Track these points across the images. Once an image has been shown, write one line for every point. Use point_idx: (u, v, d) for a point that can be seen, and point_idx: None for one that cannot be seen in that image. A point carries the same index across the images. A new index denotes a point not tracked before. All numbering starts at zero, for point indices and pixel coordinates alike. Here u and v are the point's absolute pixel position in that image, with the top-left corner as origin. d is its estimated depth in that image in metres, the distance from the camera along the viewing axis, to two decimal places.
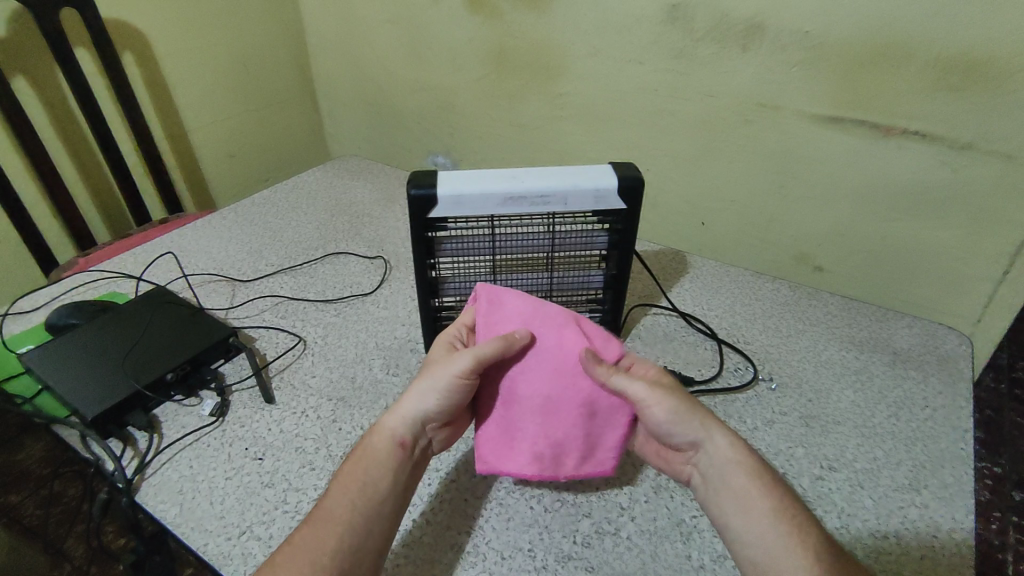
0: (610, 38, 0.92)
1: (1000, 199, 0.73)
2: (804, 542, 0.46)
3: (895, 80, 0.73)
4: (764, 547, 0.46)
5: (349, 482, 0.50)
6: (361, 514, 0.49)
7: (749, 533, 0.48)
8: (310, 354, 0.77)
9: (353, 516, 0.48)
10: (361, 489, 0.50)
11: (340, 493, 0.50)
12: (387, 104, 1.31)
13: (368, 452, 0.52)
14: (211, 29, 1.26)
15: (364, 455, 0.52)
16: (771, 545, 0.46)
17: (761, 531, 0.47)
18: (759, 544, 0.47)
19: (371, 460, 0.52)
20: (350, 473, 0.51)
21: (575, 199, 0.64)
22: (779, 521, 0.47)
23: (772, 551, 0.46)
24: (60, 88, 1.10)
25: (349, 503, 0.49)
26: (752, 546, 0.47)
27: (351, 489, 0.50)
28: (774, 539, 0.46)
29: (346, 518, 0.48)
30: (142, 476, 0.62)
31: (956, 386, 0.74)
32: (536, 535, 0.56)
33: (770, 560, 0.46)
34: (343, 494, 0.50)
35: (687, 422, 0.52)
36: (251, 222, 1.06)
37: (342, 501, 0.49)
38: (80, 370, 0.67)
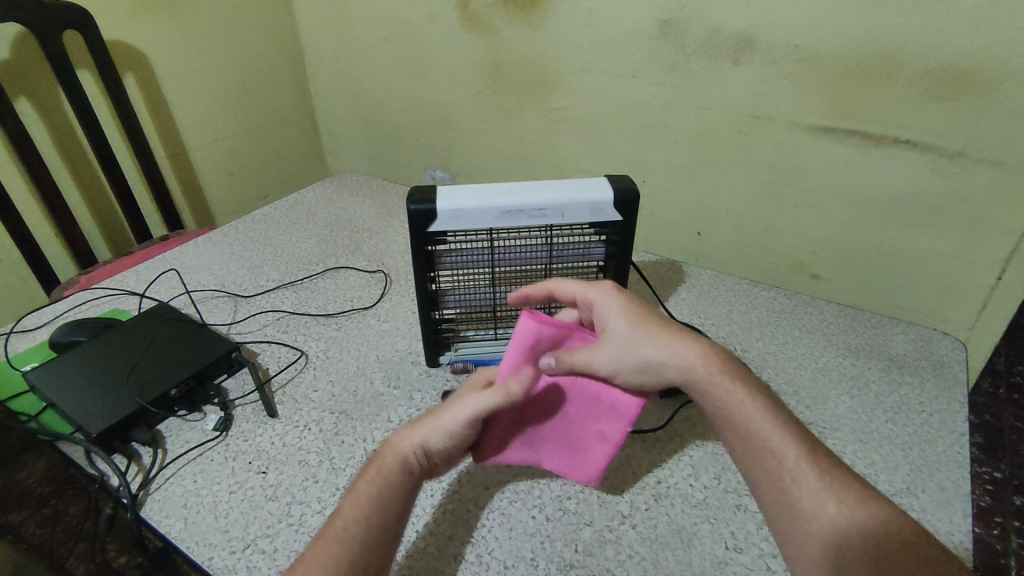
0: (604, 53, 0.94)
1: (991, 204, 0.74)
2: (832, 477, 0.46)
3: (885, 90, 0.75)
4: (790, 472, 0.47)
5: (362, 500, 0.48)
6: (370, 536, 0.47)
7: (774, 459, 0.48)
8: (312, 368, 0.78)
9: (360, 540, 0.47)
10: (374, 511, 0.48)
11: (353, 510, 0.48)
12: (384, 120, 1.32)
13: (380, 472, 0.50)
14: (212, 48, 1.29)
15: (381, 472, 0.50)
16: (799, 476, 0.46)
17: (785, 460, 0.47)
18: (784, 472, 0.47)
19: (383, 480, 0.49)
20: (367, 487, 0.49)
21: (572, 212, 0.65)
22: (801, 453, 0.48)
23: (794, 470, 0.47)
24: (62, 108, 1.11)
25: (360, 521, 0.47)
26: (777, 483, 0.47)
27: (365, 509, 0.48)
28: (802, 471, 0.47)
29: (354, 536, 0.47)
30: (147, 492, 0.63)
31: (952, 391, 0.75)
32: (538, 544, 0.57)
33: (791, 482, 0.46)
34: (356, 510, 0.48)
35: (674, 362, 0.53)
36: (251, 238, 1.07)
37: (355, 516, 0.48)
38: (86, 387, 0.68)
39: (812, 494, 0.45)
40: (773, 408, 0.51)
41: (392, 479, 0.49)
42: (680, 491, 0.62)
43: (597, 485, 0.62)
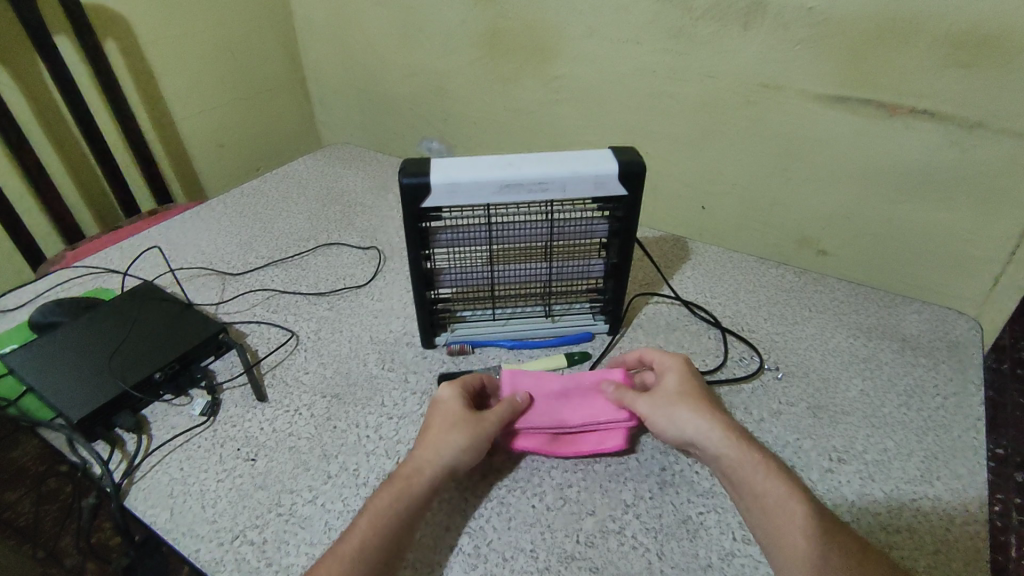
0: (606, 18, 0.89)
1: (1009, 177, 0.71)
2: (825, 532, 0.48)
3: (904, 57, 0.71)
4: (799, 548, 0.48)
5: (378, 517, 0.50)
6: (374, 547, 0.48)
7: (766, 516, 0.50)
8: (303, 350, 0.75)
9: (374, 551, 0.48)
10: (386, 528, 0.49)
11: (368, 522, 0.50)
12: (378, 88, 1.27)
13: (398, 492, 0.51)
14: (196, 13, 1.22)
15: (397, 489, 0.52)
16: (805, 544, 0.48)
17: (782, 519, 0.49)
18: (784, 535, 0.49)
19: (396, 497, 0.51)
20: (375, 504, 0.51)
21: (574, 186, 0.61)
22: (789, 509, 0.50)
23: (787, 530, 0.49)
24: (40, 76, 1.06)
25: (365, 534, 0.49)
26: (776, 543, 0.49)
27: (378, 525, 0.49)
28: (803, 539, 0.48)
29: (371, 555, 0.48)
30: (131, 480, 0.60)
31: (967, 374, 0.72)
32: (539, 535, 0.55)
33: (782, 532, 0.49)
34: (371, 530, 0.49)
35: (694, 417, 0.57)
36: (240, 213, 1.03)
37: (368, 539, 0.48)
38: (66, 371, 0.65)
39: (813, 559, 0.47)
40: (787, 483, 0.52)
41: (402, 497, 0.51)
42: (686, 478, 0.59)
43: (599, 473, 0.60)
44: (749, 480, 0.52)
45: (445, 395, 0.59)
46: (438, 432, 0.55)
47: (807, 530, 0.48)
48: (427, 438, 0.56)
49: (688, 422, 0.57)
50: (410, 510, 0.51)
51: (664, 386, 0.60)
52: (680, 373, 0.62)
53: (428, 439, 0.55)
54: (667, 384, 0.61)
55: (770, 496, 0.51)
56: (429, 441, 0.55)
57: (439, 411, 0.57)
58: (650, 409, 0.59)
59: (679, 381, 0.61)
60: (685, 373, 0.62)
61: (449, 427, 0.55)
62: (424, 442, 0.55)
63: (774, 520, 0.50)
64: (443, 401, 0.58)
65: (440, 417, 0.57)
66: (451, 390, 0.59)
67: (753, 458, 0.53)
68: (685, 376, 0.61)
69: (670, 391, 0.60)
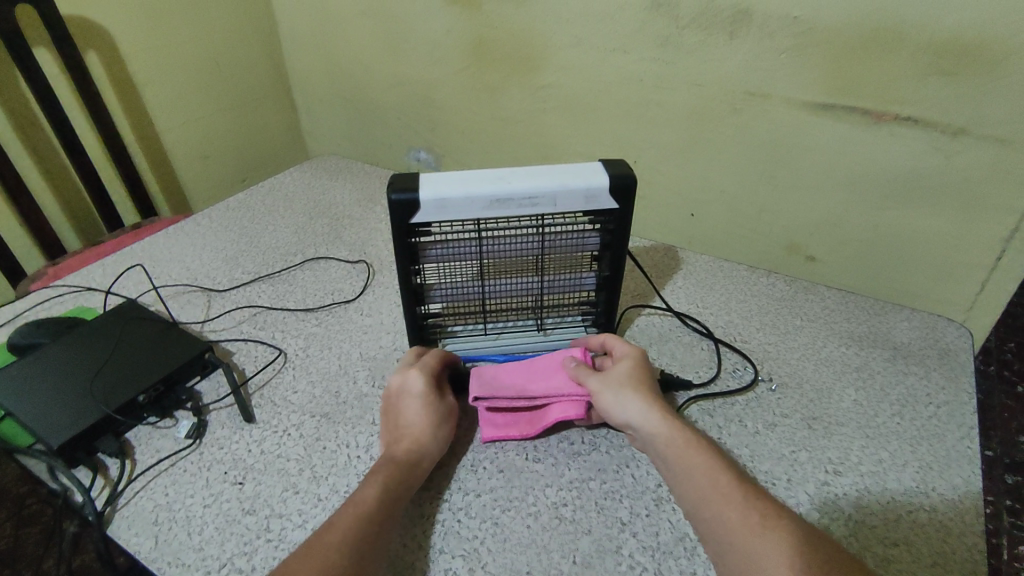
0: (593, 27, 0.88)
1: (995, 185, 0.71)
2: (761, 510, 0.49)
3: (889, 65, 0.71)
4: (729, 523, 0.49)
5: (382, 483, 0.54)
6: (385, 513, 0.52)
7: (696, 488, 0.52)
8: (291, 368, 0.74)
9: (384, 511, 0.52)
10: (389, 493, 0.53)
11: (376, 491, 0.53)
12: (364, 98, 1.26)
13: (393, 464, 0.56)
14: (179, 24, 1.21)
15: (393, 464, 0.56)
16: (734, 518, 0.49)
17: (712, 495, 0.51)
18: (715, 508, 0.50)
19: (392, 468, 0.56)
20: (376, 477, 0.54)
21: (565, 200, 0.61)
22: (719, 483, 0.51)
23: (716, 506, 0.50)
24: (20, 90, 1.04)
25: (373, 499, 0.52)
26: (709, 517, 0.50)
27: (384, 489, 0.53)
28: (735, 511, 0.49)
29: (379, 514, 0.51)
30: (114, 507, 0.58)
31: (959, 381, 0.72)
32: (535, 556, 0.54)
33: (711, 509, 0.50)
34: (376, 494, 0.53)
35: (635, 397, 0.58)
36: (225, 227, 1.01)
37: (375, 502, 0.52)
38: (45, 396, 0.63)
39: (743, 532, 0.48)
40: (719, 464, 0.53)
41: (400, 473, 0.55)
42: None
43: (594, 490, 0.59)
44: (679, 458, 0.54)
45: (411, 381, 0.63)
46: (415, 414, 0.60)
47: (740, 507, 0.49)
48: (407, 429, 0.59)
49: (632, 407, 0.58)
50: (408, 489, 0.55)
51: (614, 369, 0.62)
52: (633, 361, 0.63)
53: (409, 420, 0.60)
54: (616, 369, 0.62)
55: (702, 474, 0.52)
56: (409, 422, 0.60)
57: (410, 395, 0.62)
58: (597, 387, 0.60)
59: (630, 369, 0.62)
60: (636, 359, 0.63)
61: (426, 410, 0.61)
62: (405, 423, 0.60)
63: (705, 498, 0.51)
64: (411, 386, 0.62)
65: (411, 401, 0.61)
66: (420, 380, 0.62)
67: (685, 439, 0.55)
68: (637, 362, 0.62)
69: (617, 374, 0.61)
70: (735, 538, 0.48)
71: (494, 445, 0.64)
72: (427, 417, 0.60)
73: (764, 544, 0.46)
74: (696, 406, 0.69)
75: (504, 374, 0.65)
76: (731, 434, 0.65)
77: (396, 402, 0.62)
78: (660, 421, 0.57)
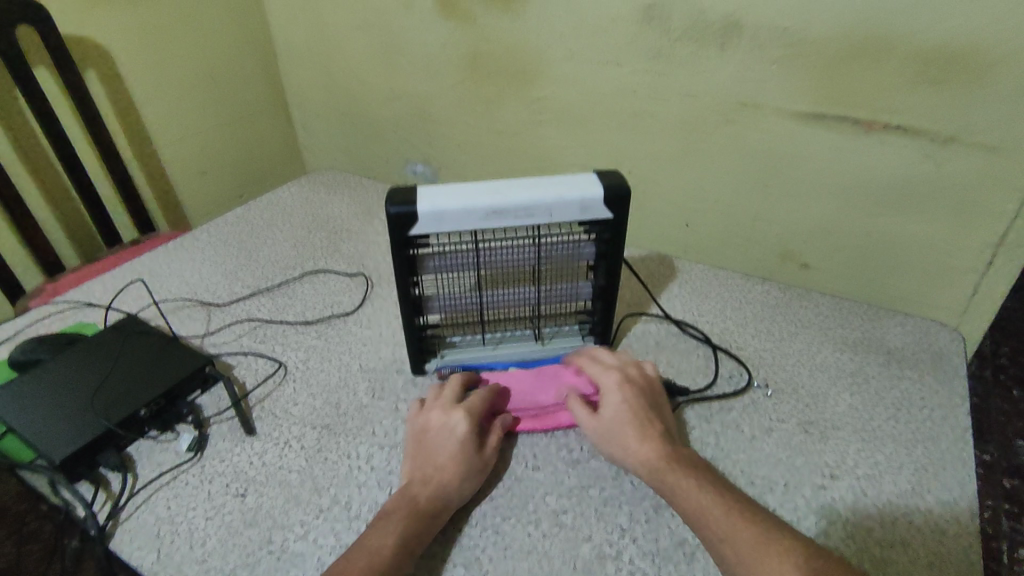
0: (587, 41, 0.90)
1: (982, 191, 0.73)
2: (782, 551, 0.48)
3: (877, 75, 0.73)
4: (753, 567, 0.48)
5: (399, 526, 0.52)
6: (399, 568, 0.50)
7: (700, 514, 0.53)
8: (291, 380, 0.74)
9: (395, 560, 0.50)
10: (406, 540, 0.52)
11: (395, 543, 0.51)
12: (361, 112, 1.28)
13: (416, 510, 0.54)
14: (178, 42, 1.22)
15: (415, 509, 0.54)
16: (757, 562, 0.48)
17: (732, 536, 0.50)
18: (725, 538, 0.50)
19: (413, 513, 0.54)
20: (397, 525, 0.53)
21: (561, 211, 0.62)
22: (737, 524, 0.51)
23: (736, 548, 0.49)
24: (19, 108, 1.05)
25: (391, 552, 0.50)
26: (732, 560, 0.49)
27: (400, 533, 0.52)
28: (747, 546, 0.49)
29: (389, 563, 0.50)
30: (116, 521, 0.59)
31: (952, 385, 0.73)
32: (535, 564, 0.54)
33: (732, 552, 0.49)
34: (392, 539, 0.51)
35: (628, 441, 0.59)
36: (225, 242, 1.02)
37: (388, 547, 0.51)
38: (47, 411, 0.64)
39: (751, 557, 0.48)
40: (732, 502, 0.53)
41: (421, 525, 0.53)
42: None
43: (594, 497, 0.59)
44: (681, 484, 0.55)
45: (453, 422, 0.60)
46: (448, 459, 0.57)
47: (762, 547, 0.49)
48: (436, 471, 0.57)
49: (632, 435, 0.59)
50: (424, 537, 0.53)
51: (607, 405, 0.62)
52: (630, 378, 0.64)
53: (442, 464, 0.57)
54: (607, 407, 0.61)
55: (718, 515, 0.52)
56: (443, 466, 0.57)
57: (445, 438, 0.59)
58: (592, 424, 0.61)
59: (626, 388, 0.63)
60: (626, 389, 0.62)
61: (459, 457, 0.58)
62: (436, 466, 0.57)
63: (726, 540, 0.50)
64: (450, 428, 0.60)
65: (444, 444, 0.59)
66: (463, 422, 0.60)
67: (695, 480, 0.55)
68: (626, 395, 0.62)
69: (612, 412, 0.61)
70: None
71: None
72: (458, 462, 0.57)
73: (775, 571, 0.47)
74: (694, 413, 0.69)
75: (511, 380, 0.69)
76: (728, 440, 0.66)
77: (433, 437, 0.60)
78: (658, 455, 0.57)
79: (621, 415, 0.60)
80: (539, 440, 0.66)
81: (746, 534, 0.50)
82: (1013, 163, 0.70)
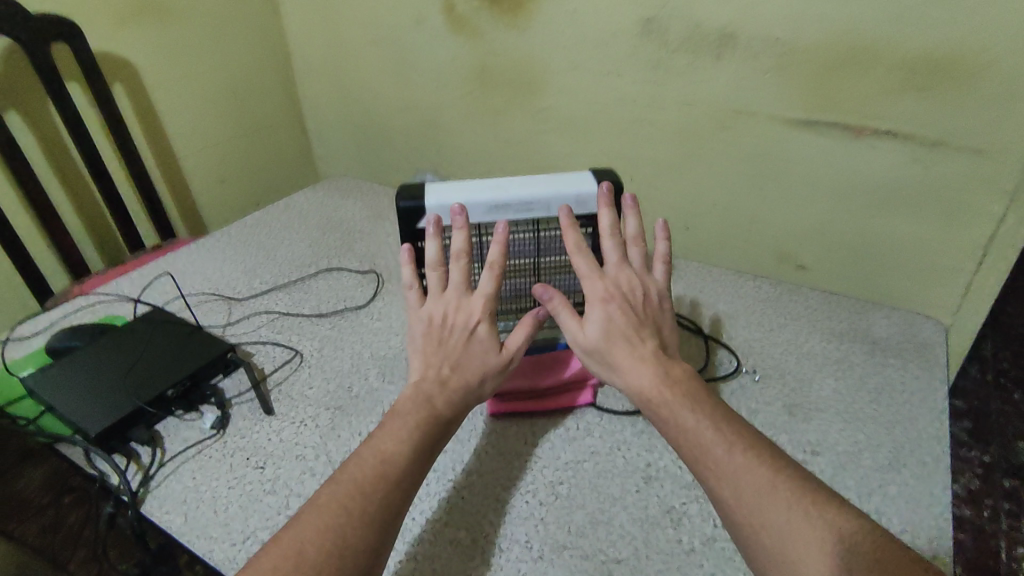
0: (589, 53, 0.96)
1: (968, 192, 0.77)
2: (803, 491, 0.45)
3: (865, 81, 0.77)
4: (765, 506, 0.44)
5: (414, 432, 0.52)
6: (410, 472, 0.50)
7: (694, 444, 0.49)
8: (307, 366, 0.79)
9: (402, 463, 0.50)
10: (423, 444, 0.52)
11: (406, 450, 0.51)
12: (374, 123, 1.34)
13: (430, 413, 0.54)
14: (201, 57, 1.30)
15: (430, 412, 0.54)
16: (769, 501, 0.45)
17: (735, 470, 0.46)
18: (727, 473, 0.47)
19: (431, 416, 0.54)
20: (411, 431, 0.52)
21: (558, 205, 0.66)
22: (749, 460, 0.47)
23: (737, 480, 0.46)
24: (51, 119, 1.12)
25: (402, 458, 0.50)
26: (739, 496, 0.45)
27: (417, 435, 0.52)
28: (757, 487, 0.45)
29: (395, 468, 0.49)
30: (147, 488, 0.64)
31: (933, 371, 0.77)
32: (532, 527, 0.58)
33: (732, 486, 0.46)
34: (404, 444, 0.51)
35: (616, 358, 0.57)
36: (244, 243, 1.08)
37: (398, 452, 0.51)
38: (83, 390, 0.69)
39: (754, 497, 0.45)
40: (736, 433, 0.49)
41: (435, 427, 0.54)
42: (670, 473, 0.63)
43: (588, 470, 0.64)
44: (670, 410, 0.52)
45: (472, 322, 0.60)
46: (470, 357, 0.59)
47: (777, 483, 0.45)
48: (452, 372, 0.58)
49: (624, 353, 0.57)
50: (438, 443, 0.54)
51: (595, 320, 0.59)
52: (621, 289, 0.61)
53: (461, 362, 0.58)
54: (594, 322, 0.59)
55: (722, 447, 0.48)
56: (461, 365, 0.58)
57: (467, 338, 0.60)
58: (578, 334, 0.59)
59: (620, 297, 0.60)
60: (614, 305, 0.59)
61: (482, 355, 0.59)
62: (456, 365, 0.58)
63: (733, 476, 0.46)
64: (473, 328, 0.60)
65: (466, 343, 0.59)
66: (486, 327, 0.60)
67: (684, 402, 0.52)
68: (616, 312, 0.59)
69: (606, 327, 0.58)
70: (774, 530, 0.43)
71: (478, 428, 0.69)
72: (479, 359, 0.59)
73: (786, 514, 0.43)
74: None
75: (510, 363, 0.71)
76: None
77: (455, 339, 0.60)
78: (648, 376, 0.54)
79: (612, 325, 0.58)
80: (535, 420, 0.70)
81: (748, 470, 0.46)
82: (997, 165, 0.74)
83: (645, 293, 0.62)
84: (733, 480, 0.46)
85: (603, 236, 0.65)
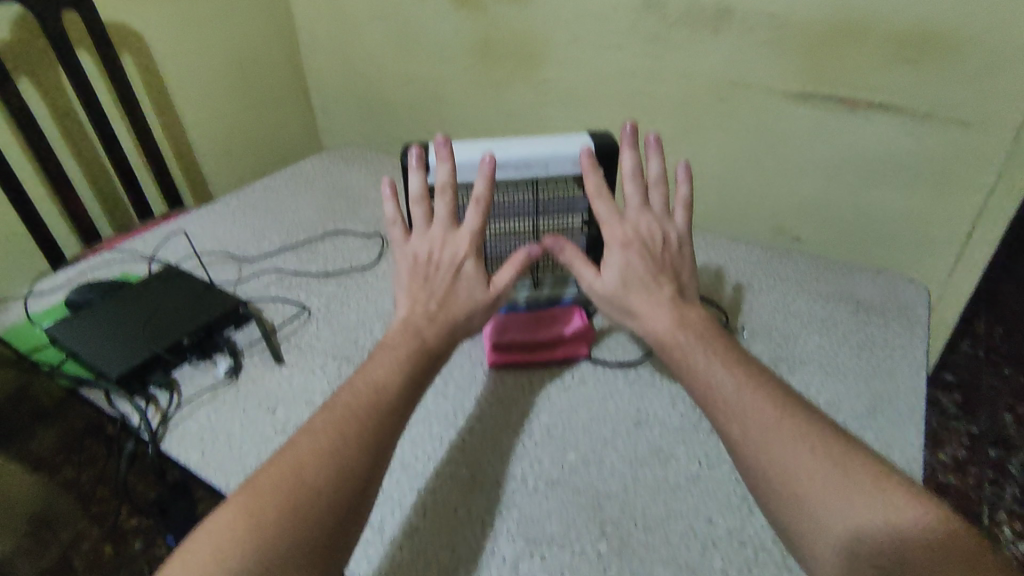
0: (590, 26, 0.97)
1: (957, 162, 0.80)
2: (798, 428, 0.48)
3: (858, 54, 0.79)
4: (770, 443, 0.47)
5: (404, 363, 0.56)
6: (402, 400, 0.54)
7: (712, 389, 0.52)
8: (315, 320, 0.83)
9: (392, 391, 0.54)
10: (414, 376, 0.56)
11: (399, 378, 0.55)
12: (378, 96, 1.36)
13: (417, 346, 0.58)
14: (207, 28, 1.32)
15: (419, 346, 0.58)
16: (773, 437, 0.47)
17: (745, 410, 0.49)
18: (735, 413, 0.50)
19: (421, 351, 0.57)
20: (400, 361, 0.56)
21: (556, 164, 0.69)
22: (758, 401, 0.50)
23: (746, 419, 0.49)
24: (62, 88, 1.15)
25: (391, 387, 0.54)
26: (748, 434, 0.48)
27: (406, 365, 0.56)
28: (760, 426, 0.48)
29: (386, 395, 0.53)
30: (166, 427, 0.67)
31: (913, 329, 0.80)
32: (528, 466, 0.62)
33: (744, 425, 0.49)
34: (393, 374, 0.55)
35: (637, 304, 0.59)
36: (252, 208, 1.11)
37: (387, 381, 0.54)
38: (104, 339, 0.73)
39: (765, 432, 0.48)
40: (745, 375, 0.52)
41: (426, 359, 0.57)
42: (659, 418, 0.67)
43: (582, 416, 0.67)
44: (694, 358, 0.54)
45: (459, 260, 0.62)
46: (457, 295, 0.61)
47: (779, 420, 0.48)
48: (439, 308, 0.61)
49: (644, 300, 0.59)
50: (427, 374, 0.58)
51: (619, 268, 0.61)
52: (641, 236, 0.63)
53: (447, 300, 0.61)
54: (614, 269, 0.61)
55: (738, 393, 0.51)
56: (447, 301, 0.61)
57: (454, 276, 0.62)
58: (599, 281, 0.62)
59: (640, 243, 0.63)
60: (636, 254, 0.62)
61: (468, 293, 0.62)
62: (443, 302, 0.61)
63: (742, 415, 0.49)
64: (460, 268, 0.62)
65: (452, 282, 0.62)
66: (472, 265, 0.63)
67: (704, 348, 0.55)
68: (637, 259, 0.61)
69: (626, 275, 0.61)
70: (776, 463, 0.46)
71: (479, 376, 0.73)
72: (467, 297, 0.62)
73: (785, 447, 0.47)
74: None
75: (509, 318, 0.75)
76: None
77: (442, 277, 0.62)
78: (668, 320, 0.58)
79: (632, 273, 0.61)
80: (533, 369, 0.73)
81: (754, 408, 0.49)
82: (985, 136, 0.76)
83: (665, 238, 0.64)
84: (742, 419, 0.49)
85: (626, 178, 0.67)
